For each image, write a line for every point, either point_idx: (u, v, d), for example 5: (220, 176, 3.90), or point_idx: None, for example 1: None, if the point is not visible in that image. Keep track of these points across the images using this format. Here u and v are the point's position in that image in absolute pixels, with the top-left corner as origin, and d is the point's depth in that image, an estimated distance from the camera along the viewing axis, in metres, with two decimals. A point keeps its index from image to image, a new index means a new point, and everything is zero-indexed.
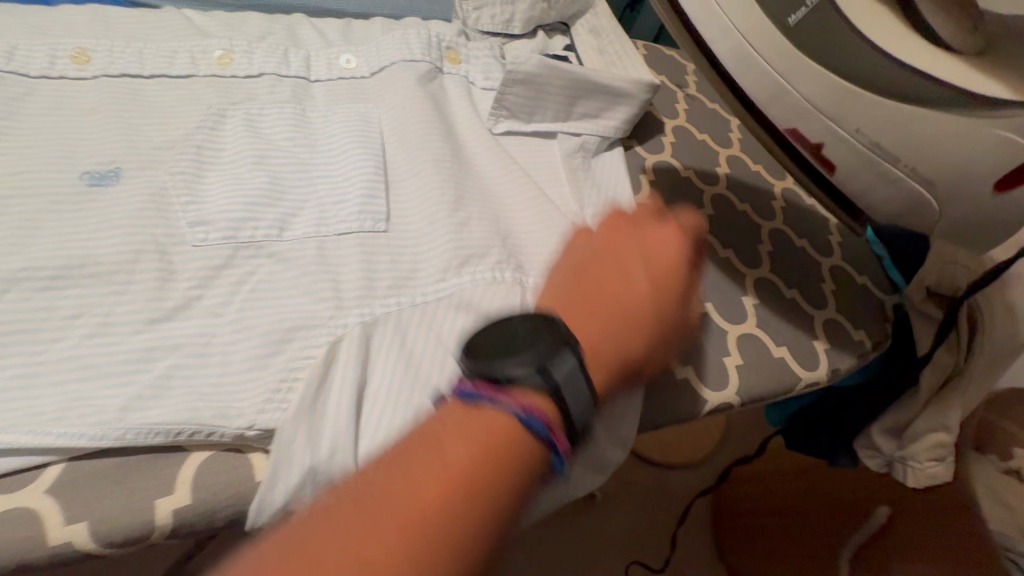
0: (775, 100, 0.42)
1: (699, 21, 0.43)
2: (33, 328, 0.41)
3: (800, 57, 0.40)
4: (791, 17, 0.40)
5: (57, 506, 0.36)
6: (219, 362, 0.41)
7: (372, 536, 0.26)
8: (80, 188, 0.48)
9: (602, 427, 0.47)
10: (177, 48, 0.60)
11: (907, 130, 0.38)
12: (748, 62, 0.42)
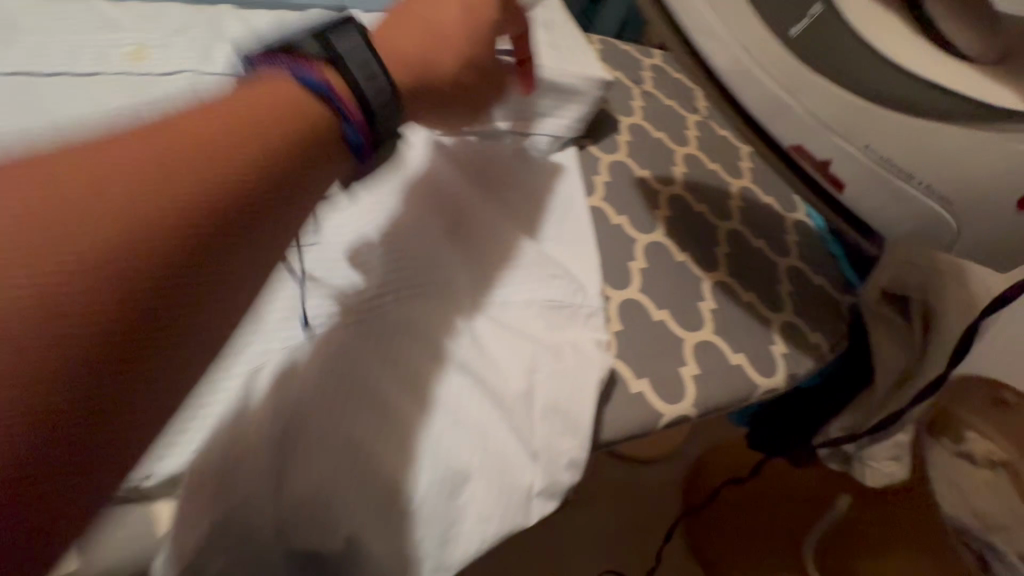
0: (779, 116, 0.46)
1: (699, 36, 0.47)
2: None
3: (806, 74, 0.44)
4: (792, 29, 0.44)
5: None
6: None
7: (113, 165, 0.25)
8: None
9: (544, 457, 0.42)
10: (81, 42, 0.54)
11: (931, 148, 0.42)
12: (751, 78, 0.46)
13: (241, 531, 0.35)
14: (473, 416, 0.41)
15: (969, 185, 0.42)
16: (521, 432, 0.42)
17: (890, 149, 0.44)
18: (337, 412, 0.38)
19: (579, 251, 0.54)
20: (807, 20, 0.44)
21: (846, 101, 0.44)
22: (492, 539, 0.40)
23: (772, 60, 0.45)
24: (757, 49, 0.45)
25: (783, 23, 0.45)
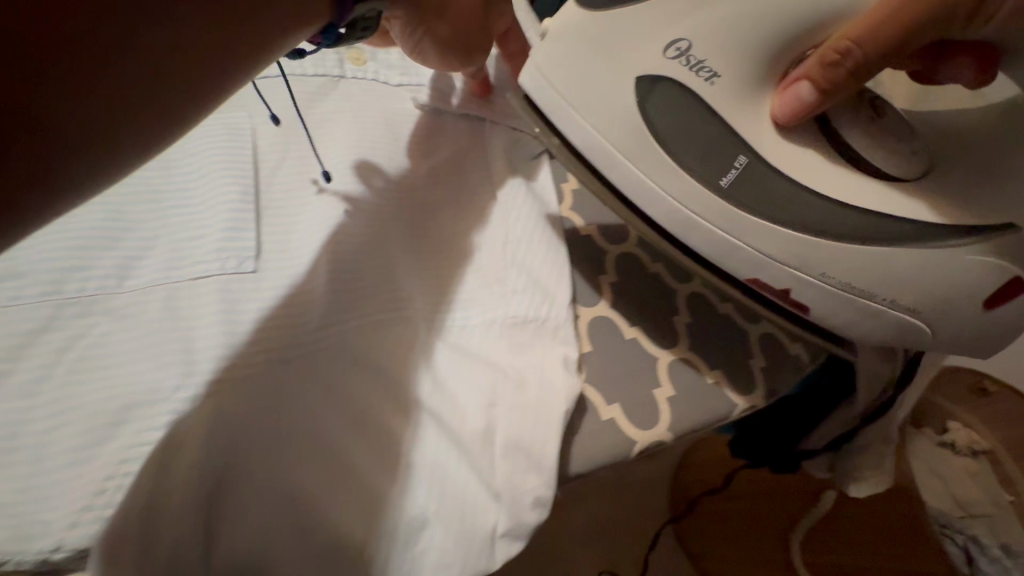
0: (731, 255, 0.48)
1: (628, 192, 0.50)
2: None
3: (746, 219, 0.47)
4: (723, 180, 0.47)
5: None
6: (30, 460, 0.33)
7: None
8: None
9: (507, 490, 0.39)
10: None
11: (899, 265, 0.45)
12: (692, 226, 0.49)
13: None
14: (428, 459, 0.38)
15: (935, 294, 0.45)
16: (482, 470, 0.39)
17: (855, 275, 0.46)
18: (277, 462, 0.35)
19: (550, 260, 0.50)
20: (737, 171, 0.47)
21: (799, 239, 0.46)
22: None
23: (722, 208, 0.47)
24: (700, 200, 0.48)
25: (710, 174, 0.47)
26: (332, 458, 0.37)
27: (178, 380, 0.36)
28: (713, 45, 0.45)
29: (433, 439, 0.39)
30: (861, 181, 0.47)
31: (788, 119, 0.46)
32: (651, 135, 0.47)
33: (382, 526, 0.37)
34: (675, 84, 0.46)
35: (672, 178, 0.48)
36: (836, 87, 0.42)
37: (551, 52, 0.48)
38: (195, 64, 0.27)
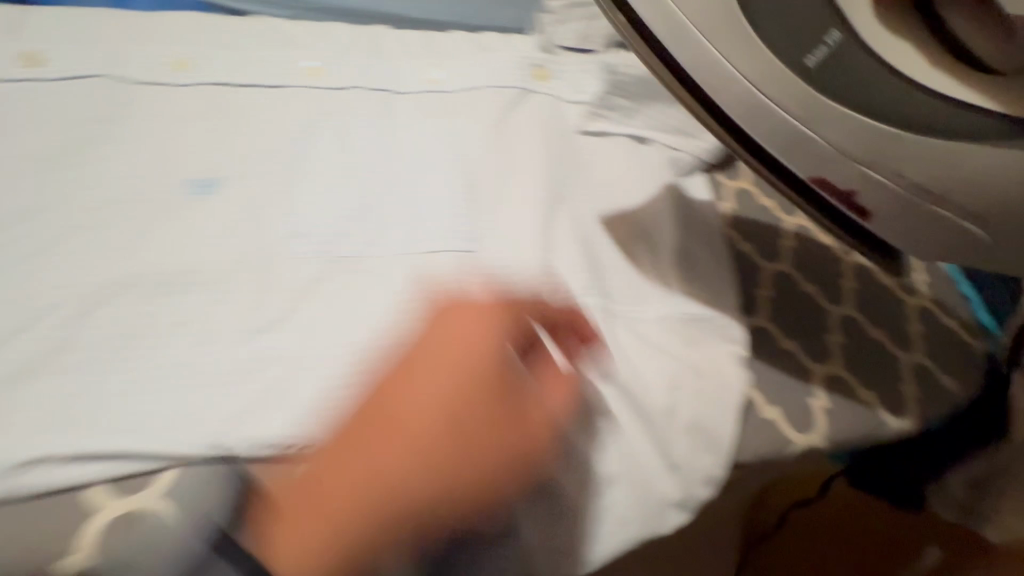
0: (803, 153, 0.44)
1: (755, 74, 0.43)
2: (141, 335, 0.41)
3: (852, 114, 0.42)
4: (807, 60, 0.43)
5: (173, 513, 0.36)
6: (316, 376, 0.42)
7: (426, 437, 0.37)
8: (185, 198, 0.49)
9: (687, 462, 0.44)
10: (270, 56, 0.60)
11: (936, 155, 0.42)
12: (763, 115, 0.44)
13: None
14: (618, 425, 0.44)
15: (994, 189, 0.42)
16: (660, 442, 0.44)
17: (865, 152, 0.43)
18: None
19: (716, 270, 0.55)
20: (823, 49, 0.43)
21: (870, 128, 0.42)
22: (628, 541, 0.42)
23: (783, 80, 0.43)
24: (770, 76, 0.43)
25: (794, 53, 0.43)
26: None
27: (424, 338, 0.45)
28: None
29: (619, 407, 0.45)
30: (879, 71, 0.43)
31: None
32: (754, 34, 0.43)
33: (576, 480, 0.42)
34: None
35: (749, 59, 0.43)
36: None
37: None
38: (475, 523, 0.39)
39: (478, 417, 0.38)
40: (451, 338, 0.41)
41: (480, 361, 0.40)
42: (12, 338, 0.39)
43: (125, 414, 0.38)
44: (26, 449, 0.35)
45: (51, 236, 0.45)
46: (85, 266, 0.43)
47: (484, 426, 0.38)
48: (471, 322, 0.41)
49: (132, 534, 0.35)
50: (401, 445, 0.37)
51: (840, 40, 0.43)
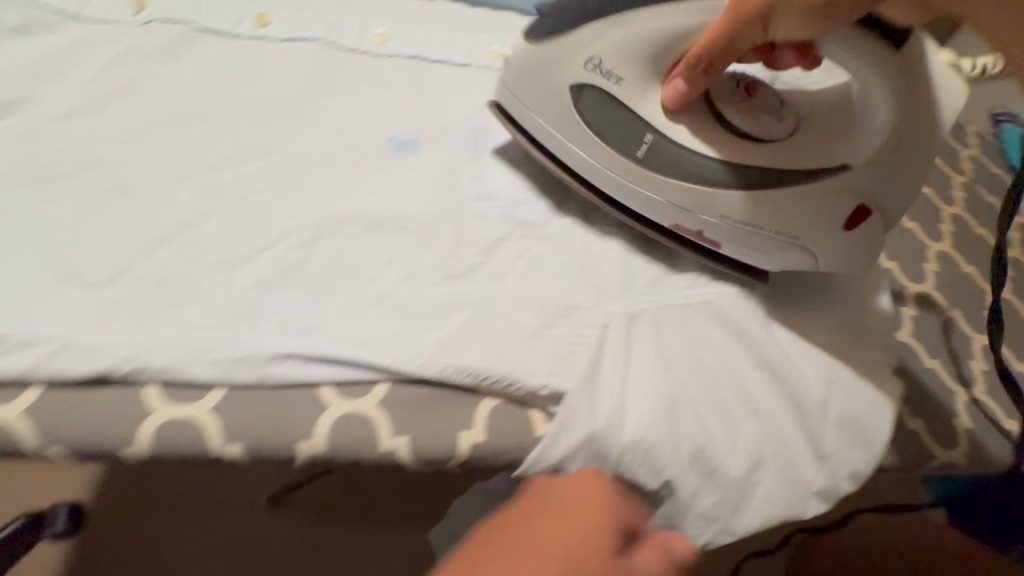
0: (652, 206, 0.52)
1: (605, 152, 0.52)
2: (358, 263, 0.47)
3: (655, 175, 0.51)
4: (638, 150, 0.51)
5: (388, 420, 0.41)
6: (504, 321, 0.46)
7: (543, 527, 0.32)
8: (391, 152, 0.55)
9: (838, 454, 0.46)
10: (458, 39, 0.66)
11: (797, 210, 0.49)
12: (619, 185, 0.52)
13: (601, 450, 0.42)
14: (774, 410, 0.47)
15: (800, 226, 0.49)
16: (813, 434, 0.46)
17: (720, 212, 0.50)
18: (670, 378, 0.46)
19: (873, 286, 0.56)
20: (647, 144, 0.51)
21: (696, 189, 0.50)
22: (773, 521, 0.44)
23: (623, 169, 0.52)
24: (616, 167, 0.52)
25: (598, 136, 0.52)
26: (706, 388, 0.46)
27: (600, 309, 0.49)
28: (626, 60, 0.51)
29: (775, 395, 0.47)
30: (716, 145, 0.51)
31: (674, 100, 0.50)
32: (586, 125, 0.52)
33: (734, 456, 0.44)
34: (608, 6, 0.49)
35: (592, 148, 0.52)
36: (709, 58, 0.46)
37: (540, 54, 0.53)
38: None
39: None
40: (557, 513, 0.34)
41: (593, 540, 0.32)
42: (259, 254, 0.46)
43: (348, 328, 0.43)
44: (277, 346, 0.41)
45: (284, 174, 0.51)
46: (314, 202, 0.50)
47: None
48: (579, 481, 0.37)
49: (357, 431, 0.40)
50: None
51: (677, 132, 0.51)
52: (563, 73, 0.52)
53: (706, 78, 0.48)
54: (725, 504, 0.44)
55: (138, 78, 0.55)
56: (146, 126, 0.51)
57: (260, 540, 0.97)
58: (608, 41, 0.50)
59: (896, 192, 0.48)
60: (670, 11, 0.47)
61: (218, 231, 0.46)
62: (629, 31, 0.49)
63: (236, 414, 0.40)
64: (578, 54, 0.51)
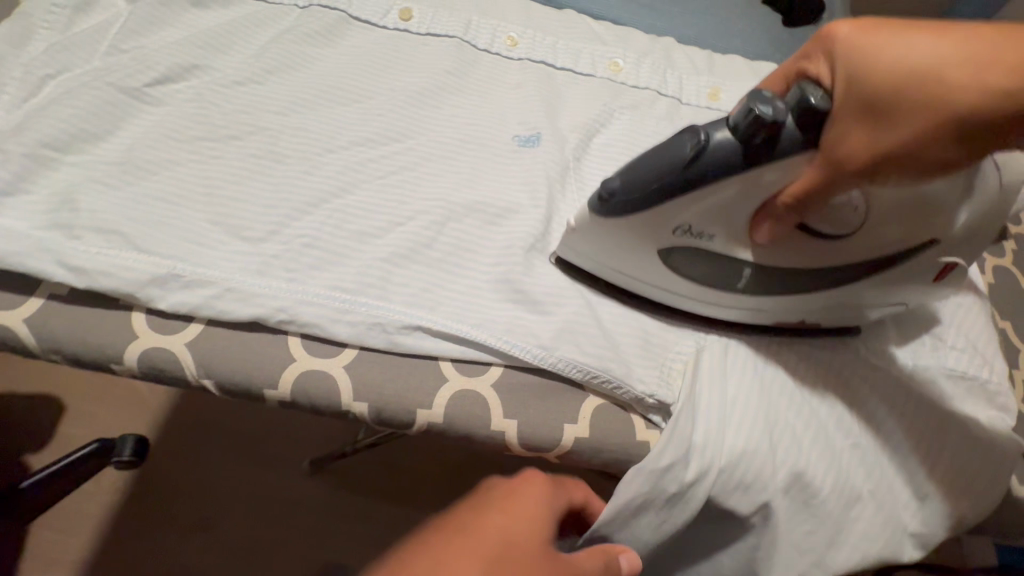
0: (769, 317, 0.48)
1: (708, 285, 0.47)
2: (479, 249, 0.49)
3: (766, 299, 0.47)
4: (740, 281, 0.46)
5: (498, 400, 0.44)
6: (611, 323, 0.47)
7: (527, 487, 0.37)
8: (514, 148, 0.57)
9: (937, 499, 0.47)
10: (582, 49, 0.68)
11: (902, 280, 0.47)
12: (735, 312, 0.48)
13: (700, 464, 0.43)
14: (870, 447, 0.47)
15: (903, 289, 0.48)
16: (912, 474, 0.47)
17: (819, 311, 0.48)
18: (769, 406, 0.46)
19: (989, 339, 0.54)
20: (747, 273, 0.46)
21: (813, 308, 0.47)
22: (870, 558, 0.45)
23: (719, 301, 0.47)
24: (711, 299, 0.47)
25: (692, 264, 0.46)
26: (804, 420, 0.46)
27: (700, 328, 0.49)
28: (713, 216, 0.42)
29: (874, 430, 0.48)
30: (812, 264, 0.45)
31: (765, 239, 0.42)
32: (679, 278, 0.47)
33: (834, 486, 0.45)
34: (683, 184, 0.40)
35: (686, 287, 0.47)
36: (799, 201, 0.38)
37: (616, 224, 0.44)
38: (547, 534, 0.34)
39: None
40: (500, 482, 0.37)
41: (511, 523, 0.32)
42: (396, 230, 0.49)
43: (470, 309, 0.46)
44: (408, 318, 0.44)
45: (420, 160, 0.54)
46: (446, 188, 0.53)
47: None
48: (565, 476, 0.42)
49: (469, 406, 0.43)
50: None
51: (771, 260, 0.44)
52: (646, 236, 0.44)
53: (797, 217, 0.39)
54: (822, 535, 0.45)
55: (297, 56, 0.59)
56: (302, 102, 0.56)
57: (311, 499, 1.02)
58: (692, 207, 0.42)
59: (976, 244, 0.45)
60: (764, 170, 0.38)
61: (360, 204, 0.50)
62: (715, 202, 0.41)
63: (366, 374, 0.43)
64: (667, 223, 0.43)
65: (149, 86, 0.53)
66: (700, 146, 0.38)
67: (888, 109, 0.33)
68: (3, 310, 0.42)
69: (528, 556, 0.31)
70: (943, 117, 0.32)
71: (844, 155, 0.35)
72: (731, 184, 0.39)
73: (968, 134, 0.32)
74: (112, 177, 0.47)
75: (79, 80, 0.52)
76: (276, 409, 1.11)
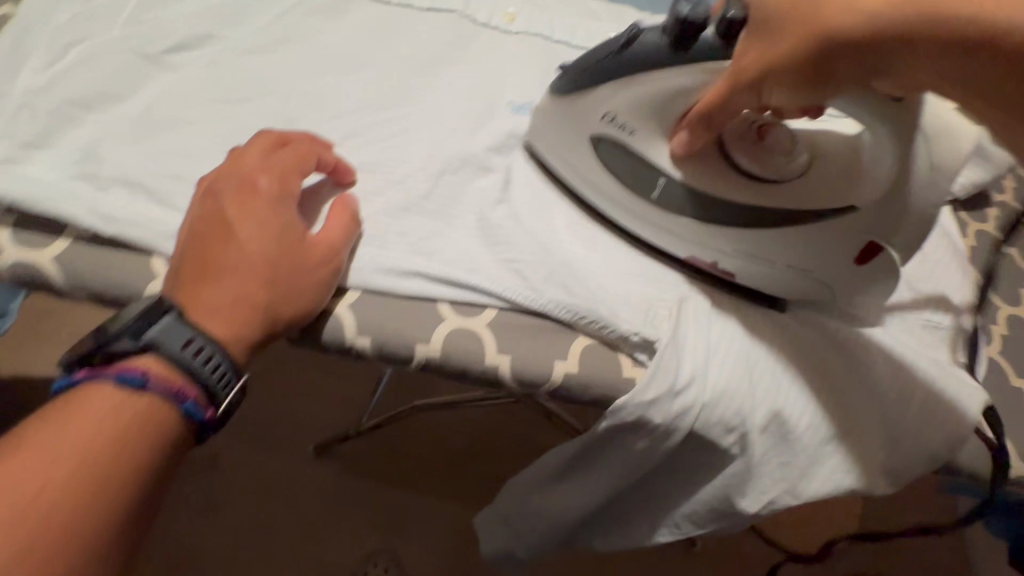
0: (690, 240, 0.50)
1: (627, 207, 0.52)
2: (476, 204, 0.53)
3: (689, 221, 0.50)
4: (654, 193, 0.50)
5: (494, 338, 0.46)
6: (595, 270, 0.51)
7: (248, 204, 0.43)
8: (510, 112, 0.60)
9: (905, 437, 0.49)
10: (578, 24, 0.71)
11: (826, 246, 0.48)
12: (661, 230, 0.51)
13: (680, 394, 0.46)
14: (846, 389, 0.49)
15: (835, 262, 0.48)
16: (888, 414, 0.49)
17: (731, 245, 0.50)
18: (744, 349, 0.48)
19: (961, 293, 0.57)
20: (660, 188, 0.50)
21: (745, 241, 0.49)
22: (837, 488, 0.48)
23: (643, 212, 0.51)
24: (631, 211, 0.51)
25: (624, 180, 0.51)
26: (784, 364, 0.49)
27: (684, 278, 0.52)
28: (641, 113, 0.49)
29: (853, 370, 0.49)
30: (725, 191, 0.49)
31: (680, 148, 0.47)
32: (601, 184, 0.52)
33: (810, 424, 0.48)
34: (616, 67, 0.47)
35: (614, 190, 0.52)
36: (705, 114, 0.43)
37: (563, 108, 0.51)
38: (198, 242, 0.42)
39: (295, 253, 0.43)
40: (232, 173, 0.45)
41: (275, 216, 0.44)
42: (396, 187, 0.52)
43: (466, 257, 0.49)
44: (407, 264, 0.47)
45: (420, 123, 0.57)
46: (444, 148, 0.56)
47: (298, 261, 0.43)
48: (252, 186, 0.44)
49: (466, 344, 0.46)
50: (248, 296, 0.41)
51: (685, 178, 0.49)
52: (582, 126, 0.51)
53: (705, 129, 0.44)
54: (795, 469, 0.49)
55: (306, 27, 0.63)
56: (310, 69, 0.59)
57: (319, 480, 1.10)
58: (624, 94, 0.48)
59: (913, 229, 0.45)
60: (671, 72, 0.45)
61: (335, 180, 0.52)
62: (639, 90, 0.48)
63: (369, 313, 0.46)
64: (596, 107, 0.50)
65: (166, 53, 0.56)
66: (632, 37, 0.46)
67: (779, 24, 0.38)
68: (32, 250, 0.45)
69: (295, 243, 0.43)
70: (816, 30, 0.36)
71: (738, 68, 0.40)
72: (652, 78, 0.46)
73: (835, 53, 0.36)
74: (134, 131, 0.51)
75: (102, 47, 0.55)
76: (302, 374, 1.19)
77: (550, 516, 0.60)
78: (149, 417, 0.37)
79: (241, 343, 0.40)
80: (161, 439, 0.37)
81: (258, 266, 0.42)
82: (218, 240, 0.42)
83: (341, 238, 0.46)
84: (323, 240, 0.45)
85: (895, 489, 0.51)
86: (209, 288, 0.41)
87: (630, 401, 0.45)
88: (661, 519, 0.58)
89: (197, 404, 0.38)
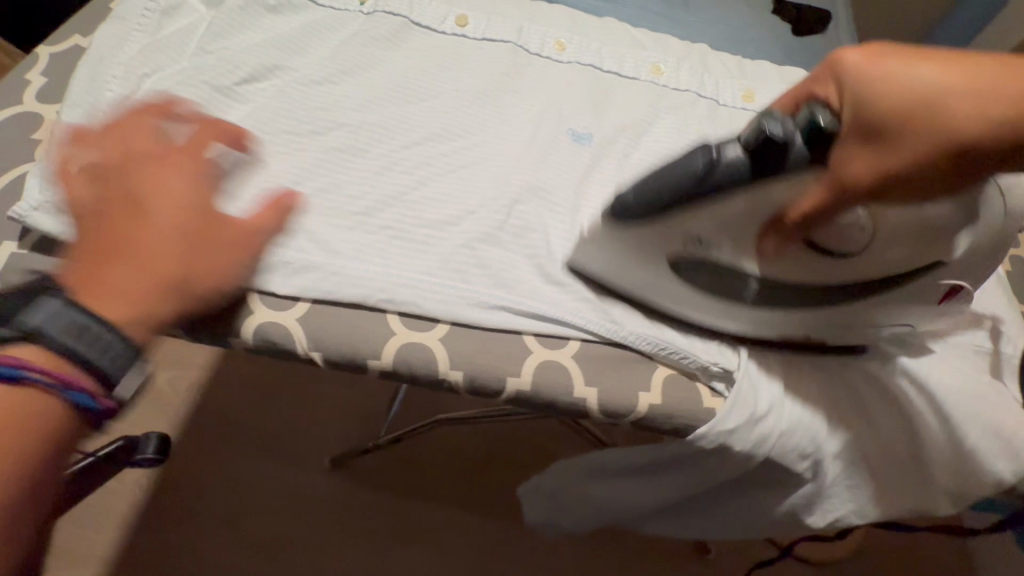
0: (775, 325, 0.50)
1: (706, 308, 0.49)
2: (551, 234, 0.54)
3: (775, 311, 0.49)
4: (745, 292, 0.49)
5: (580, 370, 0.48)
6: None
7: (161, 181, 0.41)
8: (571, 143, 0.62)
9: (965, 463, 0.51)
10: (626, 53, 0.73)
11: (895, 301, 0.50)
12: (749, 320, 0.50)
13: (759, 424, 0.47)
14: (914, 417, 0.51)
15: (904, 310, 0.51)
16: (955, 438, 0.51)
17: (810, 317, 0.50)
18: (814, 381, 0.51)
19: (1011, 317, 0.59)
20: (750, 288, 0.48)
21: (826, 319, 0.50)
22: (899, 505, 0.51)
23: (732, 313, 0.49)
24: (710, 310, 0.50)
25: (704, 283, 0.49)
26: (852, 392, 0.51)
27: None
28: (721, 228, 0.45)
29: (918, 397, 0.51)
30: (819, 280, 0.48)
31: (770, 253, 0.45)
32: (683, 292, 0.49)
33: (876, 448, 0.51)
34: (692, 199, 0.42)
35: (696, 303, 0.49)
36: (807, 221, 0.41)
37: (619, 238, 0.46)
38: (99, 219, 0.38)
39: (218, 233, 0.41)
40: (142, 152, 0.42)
41: (196, 195, 0.42)
42: (470, 218, 0.53)
43: (547, 290, 0.50)
44: (493, 298, 0.49)
45: (487, 155, 0.59)
46: (514, 179, 0.57)
47: (214, 241, 0.41)
48: (165, 165, 0.42)
49: (554, 376, 0.47)
50: (160, 274, 0.37)
51: (774, 274, 0.47)
52: (663, 250, 0.47)
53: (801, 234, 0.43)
54: (862, 491, 0.51)
55: (366, 57, 0.63)
56: (376, 100, 0.60)
57: (350, 496, 1.10)
58: (702, 221, 0.45)
59: (976, 270, 0.48)
60: (770, 186, 0.42)
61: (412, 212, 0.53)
62: (717, 211, 0.44)
63: (459, 346, 0.47)
64: (679, 232, 0.45)
65: (237, 84, 0.57)
66: (712, 161, 0.40)
67: (890, 132, 0.37)
68: None
69: (218, 223, 0.42)
70: (939, 137, 0.36)
71: (850, 176, 0.38)
72: (735, 200, 0.43)
73: (959, 156, 0.36)
74: None
75: (174, 79, 0.55)
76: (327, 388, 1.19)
77: (604, 512, 0.65)
78: (23, 412, 0.32)
79: (153, 318, 0.37)
80: (38, 435, 0.33)
81: (169, 238, 0.38)
82: (125, 214, 0.39)
83: (262, 225, 0.45)
84: (246, 223, 0.44)
85: (956, 509, 0.53)
86: (120, 260, 0.37)
87: (708, 431, 0.47)
88: (704, 516, 0.63)
89: (89, 394, 0.34)
